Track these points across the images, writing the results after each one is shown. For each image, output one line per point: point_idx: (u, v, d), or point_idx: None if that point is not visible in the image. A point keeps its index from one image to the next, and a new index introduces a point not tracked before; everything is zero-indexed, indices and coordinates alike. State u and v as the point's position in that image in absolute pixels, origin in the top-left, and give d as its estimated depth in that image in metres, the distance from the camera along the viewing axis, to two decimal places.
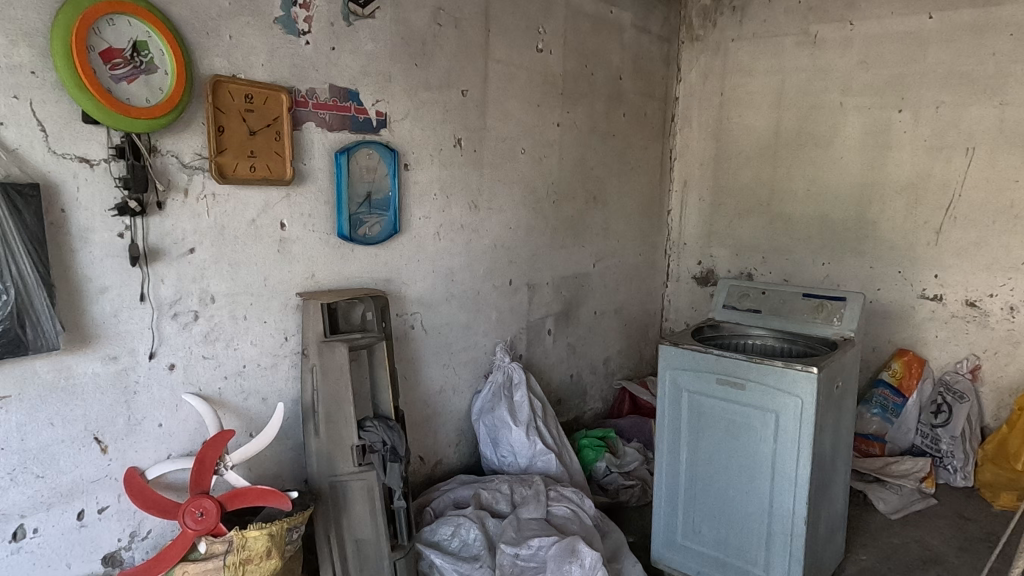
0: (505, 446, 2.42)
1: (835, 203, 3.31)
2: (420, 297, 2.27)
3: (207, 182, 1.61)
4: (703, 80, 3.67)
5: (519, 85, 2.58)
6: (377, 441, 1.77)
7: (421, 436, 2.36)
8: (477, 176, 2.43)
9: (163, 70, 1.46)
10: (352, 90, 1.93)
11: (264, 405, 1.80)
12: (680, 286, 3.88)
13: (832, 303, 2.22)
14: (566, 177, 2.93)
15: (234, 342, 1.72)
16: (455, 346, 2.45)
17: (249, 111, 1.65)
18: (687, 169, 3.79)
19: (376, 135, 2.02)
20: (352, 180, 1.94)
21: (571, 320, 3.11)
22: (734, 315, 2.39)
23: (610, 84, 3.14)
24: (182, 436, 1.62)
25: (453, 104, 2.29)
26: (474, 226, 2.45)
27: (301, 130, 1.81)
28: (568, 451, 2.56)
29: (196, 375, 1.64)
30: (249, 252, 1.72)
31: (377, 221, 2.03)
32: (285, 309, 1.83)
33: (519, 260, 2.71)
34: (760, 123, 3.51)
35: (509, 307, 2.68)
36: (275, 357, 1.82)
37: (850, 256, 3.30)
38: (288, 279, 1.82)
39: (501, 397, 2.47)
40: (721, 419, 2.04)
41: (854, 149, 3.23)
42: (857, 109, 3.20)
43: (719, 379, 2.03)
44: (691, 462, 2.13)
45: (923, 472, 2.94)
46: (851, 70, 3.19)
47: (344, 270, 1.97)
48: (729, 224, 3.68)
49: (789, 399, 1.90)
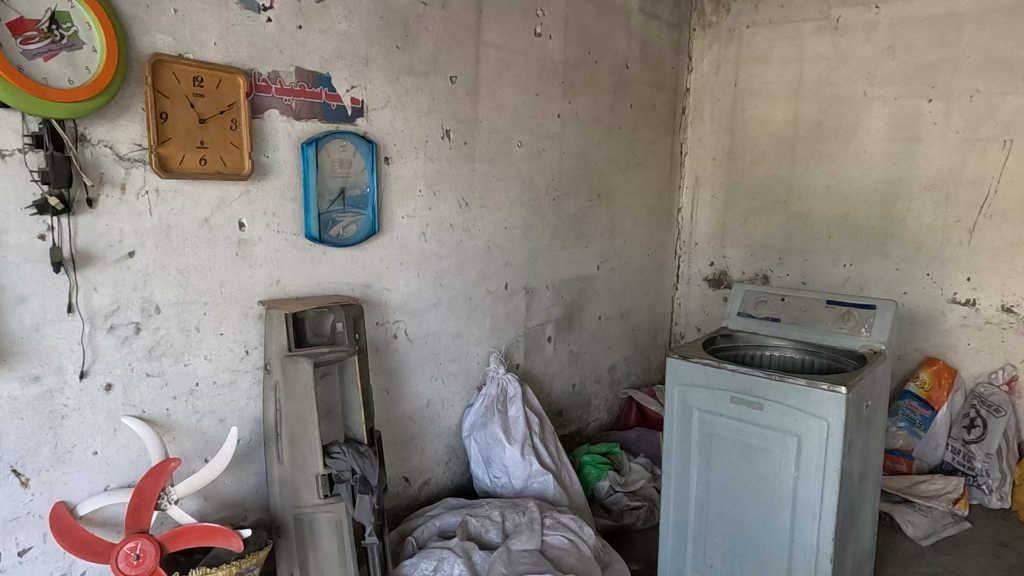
0: (498, 466, 2.22)
1: (858, 201, 3.08)
2: (404, 304, 2.06)
3: (150, 176, 1.42)
4: (716, 70, 3.44)
5: (515, 72, 2.37)
6: (345, 470, 1.57)
7: (406, 455, 2.17)
8: (468, 172, 2.22)
9: (91, 47, 1.26)
10: (323, 74, 1.73)
11: (222, 426, 1.61)
12: (691, 289, 3.65)
13: (859, 311, 2.00)
14: (567, 173, 2.72)
15: (185, 358, 1.53)
16: (444, 356, 2.24)
17: (198, 96, 1.45)
18: (698, 165, 3.56)
19: (352, 125, 1.82)
20: (321, 174, 1.73)
21: (574, 325, 2.90)
22: (750, 323, 2.17)
23: (616, 73, 2.92)
24: (121, 464, 1.43)
25: (441, 91, 2.08)
26: (465, 225, 2.24)
27: (263, 119, 1.61)
28: (568, 470, 2.36)
29: (139, 396, 1.45)
30: (202, 257, 1.53)
31: (352, 220, 1.83)
32: (246, 320, 1.63)
33: (517, 263, 2.50)
34: (777, 115, 3.27)
35: (504, 313, 2.47)
36: (235, 373, 1.62)
37: (874, 258, 3.07)
38: (248, 286, 1.62)
39: (495, 412, 2.26)
40: (736, 441, 1.82)
41: (879, 142, 2.99)
42: (883, 99, 2.96)
43: (733, 398, 1.81)
44: (702, 488, 1.92)
45: (956, 493, 2.70)
46: (876, 57, 2.96)
47: (315, 275, 1.77)
48: (743, 223, 3.45)
49: (813, 421, 1.69)
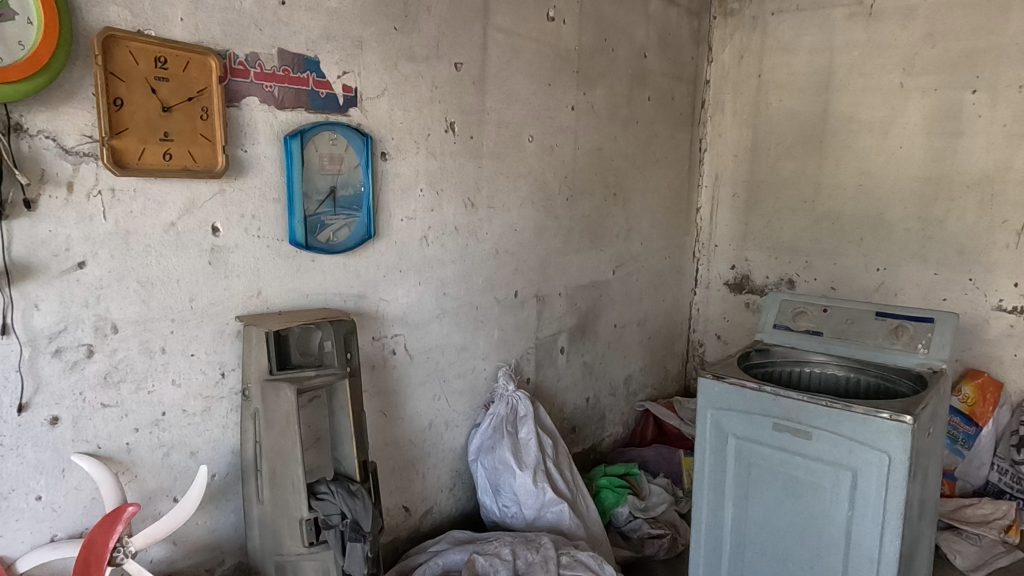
0: (508, 494, 2.01)
1: (892, 200, 2.86)
2: (403, 316, 1.85)
3: (103, 173, 1.21)
4: (738, 61, 3.22)
5: (526, 59, 2.15)
6: (334, 514, 1.38)
7: (406, 483, 1.96)
8: (474, 169, 2.01)
9: (25, 17, 1.04)
10: (310, 57, 1.52)
11: (194, 460, 1.41)
12: (710, 293, 3.44)
13: (914, 324, 1.78)
14: (581, 170, 2.50)
15: (148, 384, 1.32)
16: (448, 373, 2.03)
17: (161, 79, 1.25)
18: (719, 161, 3.34)
19: (343, 116, 1.61)
20: (308, 171, 1.52)
21: (588, 335, 2.68)
22: (789, 336, 1.95)
23: (633, 63, 2.71)
24: (70, 510, 1.23)
25: (444, 79, 1.87)
26: (471, 228, 2.03)
27: (241, 107, 1.40)
28: (584, 497, 2.15)
29: (92, 430, 1.25)
30: (168, 268, 1.32)
31: (344, 223, 1.63)
32: (220, 338, 1.42)
33: (527, 268, 2.29)
34: (806, 108, 3.04)
35: (514, 324, 2.26)
36: (208, 400, 1.42)
37: (910, 262, 2.85)
38: (224, 299, 1.42)
39: (504, 434, 2.05)
40: (779, 474, 1.61)
41: (917, 136, 2.77)
42: (921, 90, 2.74)
43: (776, 425, 1.60)
44: (739, 525, 1.71)
45: (1008, 519, 2.46)
46: (914, 45, 2.74)
47: (301, 285, 1.57)
48: (767, 223, 3.22)
49: (871, 454, 1.47)
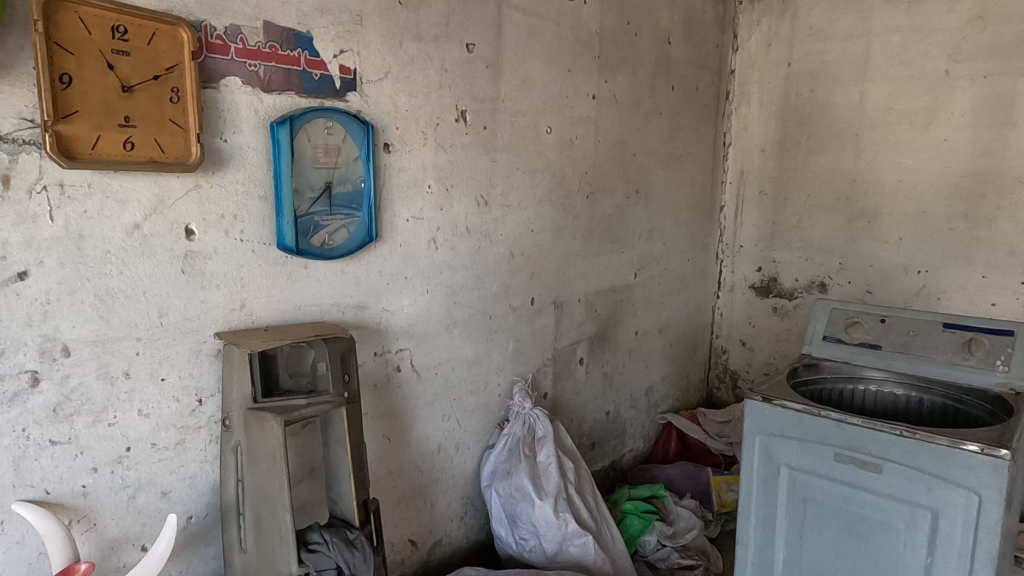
0: (525, 525, 1.80)
1: (935, 198, 2.63)
2: (408, 328, 1.65)
3: (49, 166, 1.01)
4: (766, 48, 3.00)
5: (544, 42, 1.94)
6: (329, 569, 1.18)
7: (413, 513, 1.76)
8: (488, 164, 1.80)
9: None
10: (302, 33, 1.31)
11: (166, 502, 1.20)
12: (735, 297, 3.22)
13: (991, 338, 1.57)
14: (602, 165, 2.29)
15: (109, 416, 1.12)
16: (458, 390, 1.83)
17: (121, 53, 1.04)
18: (745, 157, 3.12)
19: (341, 101, 1.40)
20: (299, 164, 1.31)
21: (608, 344, 2.47)
22: (841, 350, 1.75)
23: (656, 49, 2.50)
24: (12, 568, 1.03)
25: (455, 62, 1.66)
26: (484, 229, 1.82)
27: (219, 89, 1.20)
28: (609, 527, 1.95)
29: (38, 472, 1.04)
30: (133, 277, 1.12)
31: (342, 224, 1.42)
32: (197, 360, 1.22)
33: (545, 272, 2.08)
34: (840, 99, 2.81)
35: (530, 334, 2.05)
36: (182, 431, 1.22)
37: (955, 263, 2.61)
38: (200, 314, 1.22)
39: (521, 458, 1.85)
40: (840, 512, 1.40)
41: (963, 128, 2.54)
42: (969, 78, 2.51)
43: (838, 455, 1.39)
44: (792, 567, 1.50)
45: None
46: (961, 28, 2.51)
47: (292, 296, 1.36)
48: (797, 222, 2.99)
49: (956, 493, 1.26)
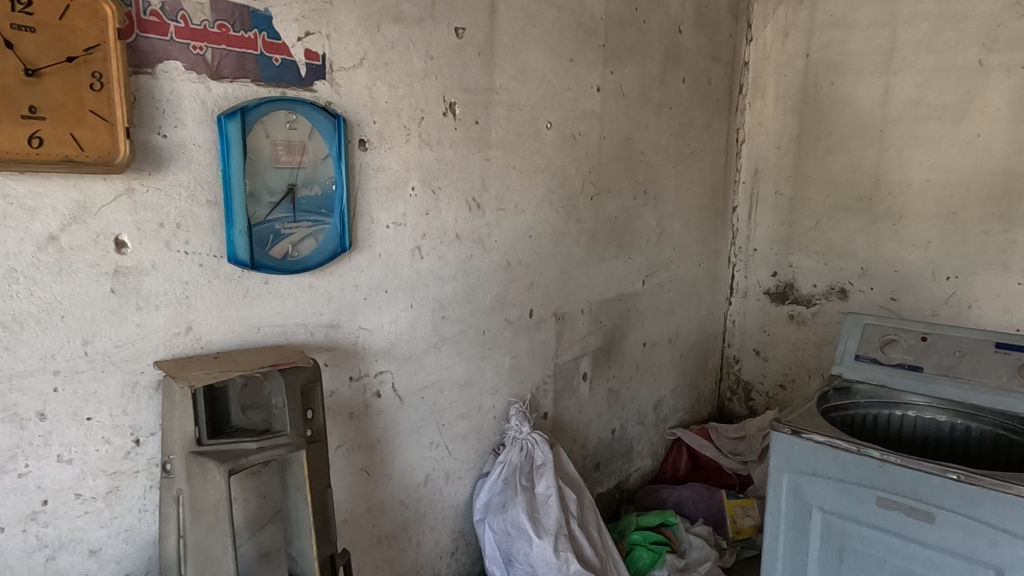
0: (522, 566, 1.61)
1: (967, 199, 2.42)
2: (389, 348, 1.46)
3: None
4: (782, 38, 2.79)
5: (543, 27, 1.75)
6: None
7: (396, 552, 1.57)
8: (480, 163, 1.62)
9: None
10: (259, 11, 1.12)
11: (94, 562, 1.02)
12: (748, 303, 3.02)
13: None
14: (608, 164, 2.10)
15: (18, 465, 0.94)
16: (448, 414, 1.64)
17: (23, 27, 0.85)
18: (759, 154, 2.92)
19: (307, 91, 1.22)
20: (254, 164, 1.13)
21: (613, 357, 2.28)
22: (876, 372, 1.60)
23: (666, 38, 2.30)
24: None
25: (442, 49, 1.48)
26: (476, 235, 1.63)
27: (156, 75, 1.02)
28: (615, 563, 1.77)
29: None
30: (48, 299, 0.94)
31: (308, 232, 1.23)
32: (130, 395, 1.04)
33: (545, 282, 1.89)
34: (862, 92, 2.61)
35: (528, 350, 1.87)
36: (115, 477, 1.03)
37: (988, 269, 2.40)
38: (135, 340, 1.03)
39: (517, 490, 1.66)
40: (884, 563, 1.29)
41: (998, 123, 2.33)
42: (1005, 69, 2.30)
43: (882, 500, 1.28)
44: None
45: None
46: (997, 15, 2.30)
47: (250, 315, 1.18)
48: (816, 224, 2.79)
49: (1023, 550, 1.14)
